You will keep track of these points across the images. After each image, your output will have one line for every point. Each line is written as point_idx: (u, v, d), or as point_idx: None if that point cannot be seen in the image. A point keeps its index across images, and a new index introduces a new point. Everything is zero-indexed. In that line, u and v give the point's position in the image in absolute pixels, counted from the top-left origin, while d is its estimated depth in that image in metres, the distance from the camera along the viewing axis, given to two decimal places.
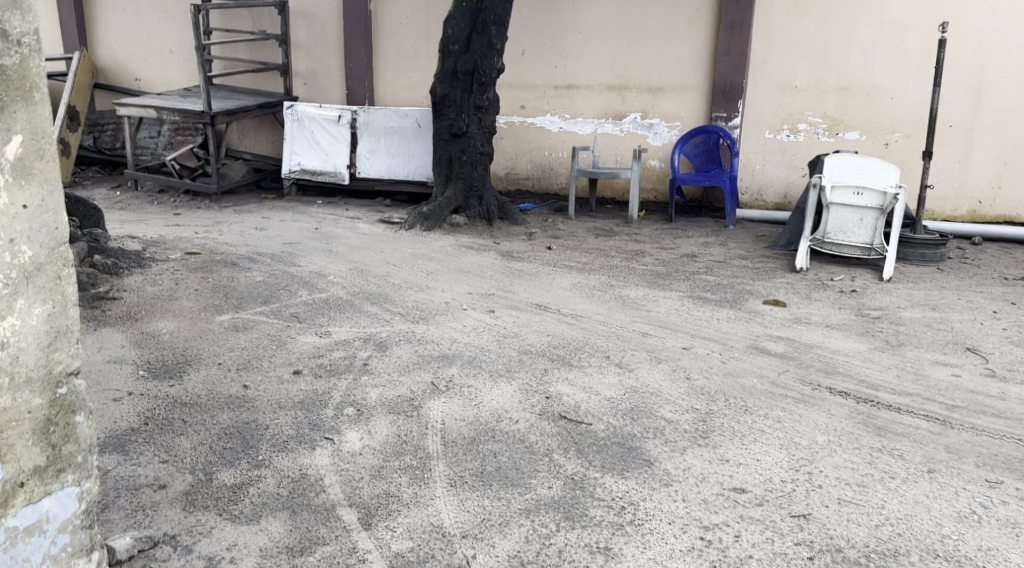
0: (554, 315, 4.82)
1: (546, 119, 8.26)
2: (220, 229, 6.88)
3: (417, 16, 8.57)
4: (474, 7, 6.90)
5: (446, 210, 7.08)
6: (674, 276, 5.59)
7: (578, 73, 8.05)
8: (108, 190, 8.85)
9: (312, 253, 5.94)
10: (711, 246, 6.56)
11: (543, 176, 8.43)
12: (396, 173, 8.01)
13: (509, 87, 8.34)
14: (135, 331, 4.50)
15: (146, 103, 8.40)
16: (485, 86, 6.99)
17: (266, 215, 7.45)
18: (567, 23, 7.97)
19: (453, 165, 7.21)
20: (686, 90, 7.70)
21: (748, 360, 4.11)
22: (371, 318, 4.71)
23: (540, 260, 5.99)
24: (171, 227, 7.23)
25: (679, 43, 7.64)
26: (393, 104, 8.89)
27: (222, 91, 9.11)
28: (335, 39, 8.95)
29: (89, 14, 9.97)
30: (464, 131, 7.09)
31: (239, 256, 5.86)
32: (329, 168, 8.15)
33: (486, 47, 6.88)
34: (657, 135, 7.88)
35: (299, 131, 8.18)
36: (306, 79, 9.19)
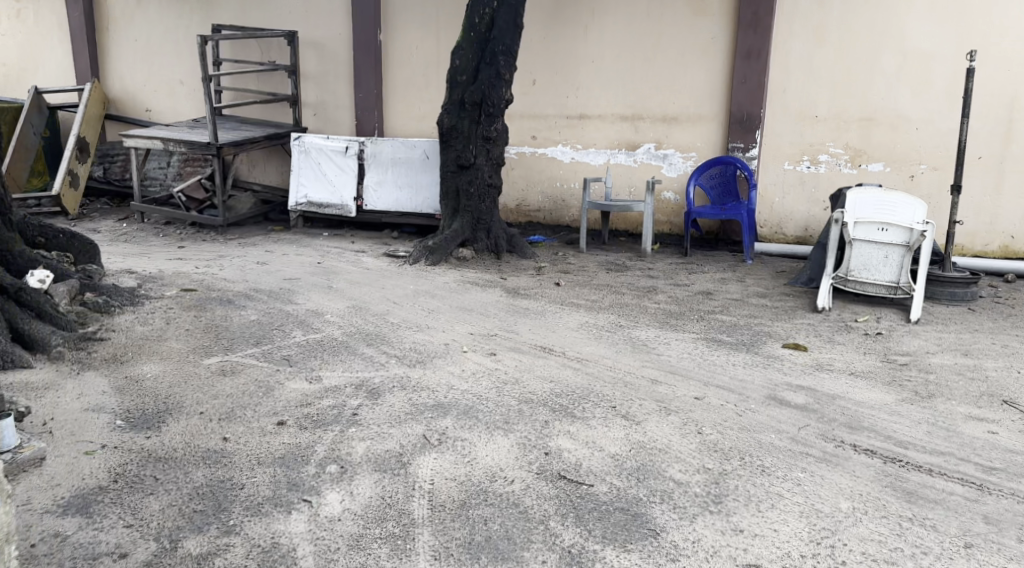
0: (559, 358, 4.55)
1: (557, 150, 8.06)
2: (221, 264, 6.71)
3: (427, 46, 8.44)
4: (483, 37, 6.75)
5: (453, 244, 6.87)
6: (688, 316, 5.31)
7: (590, 102, 7.85)
8: (115, 222, 8.75)
9: (311, 290, 5.74)
10: (727, 283, 6.27)
11: (554, 208, 8.21)
12: (404, 205, 7.82)
13: (519, 117, 8.16)
14: (118, 375, 4.30)
15: (153, 134, 8.31)
16: (493, 117, 6.81)
17: (269, 249, 7.28)
18: (579, 52, 7.79)
19: (460, 198, 7.01)
20: (701, 119, 7.47)
21: (765, 412, 3.82)
22: (365, 361, 4.47)
23: (548, 297, 5.73)
24: (172, 260, 7.08)
25: (694, 72, 7.42)
26: (402, 135, 8.74)
27: (231, 122, 9.02)
28: (345, 69, 8.84)
29: (102, 45, 9.97)
30: (472, 163, 6.90)
31: (235, 293, 5.67)
32: (336, 200, 7.99)
33: (494, 77, 6.72)
34: (672, 166, 7.65)
35: (306, 162, 8.03)
36: (315, 110, 9.07)
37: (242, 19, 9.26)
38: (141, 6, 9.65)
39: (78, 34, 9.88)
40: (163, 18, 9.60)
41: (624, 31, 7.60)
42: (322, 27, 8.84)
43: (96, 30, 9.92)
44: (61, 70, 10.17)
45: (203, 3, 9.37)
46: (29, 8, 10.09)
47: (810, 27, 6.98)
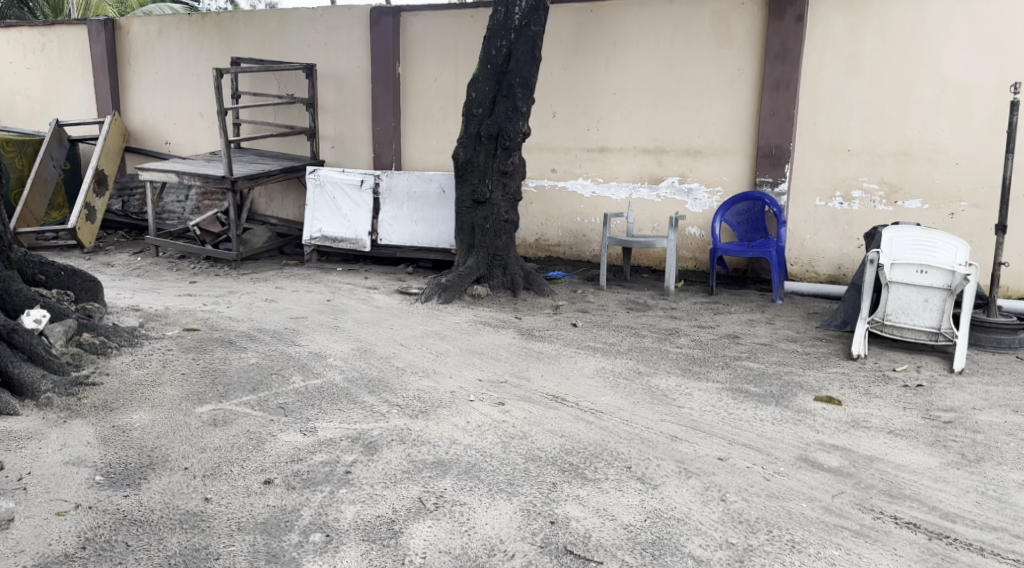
0: (572, 409, 4.24)
1: (578, 183, 7.81)
2: (229, 301, 6.52)
3: (445, 78, 8.26)
4: (500, 70, 6.56)
5: (467, 281, 6.62)
6: (712, 362, 4.98)
7: (612, 135, 7.61)
8: (129, 256, 8.65)
9: (316, 330, 5.51)
10: (755, 325, 5.93)
11: (575, 243, 7.95)
12: (419, 240, 7.60)
13: (539, 150, 7.94)
14: (105, 424, 4.09)
15: (169, 168, 8.22)
16: (510, 151, 6.59)
17: (280, 285, 7.09)
18: (601, 84, 7.57)
19: (476, 234, 6.78)
20: (727, 153, 7.18)
21: (795, 477, 3.48)
22: (365, 411, 4.20)
23: (564, 340, 5.41)
24: (181, 297, 6.91)
25: (720, 104, 7.15)
26: (420, 168, 8.56)
27: (248, 155, 8.92)
28: (362, 101, 8.70)
29: (123, 78, 9.98)
30: (488, 197, 6.68)
31: (238, 333, 5.45)
32: (350, 234, 7.79)
33: (511, 110, 6.51)
34: (696, 201, 7.36)
35: (321, 196, 7.86)
36: (333, 142, 8.94)
37: (261, 51, 9.19)
38: (163, 39, 9.66)
39: (100, 67, 9.91)
40: (183, 52, 9.58)
41: (647, 62, 7.36)
42: (341, 59, 8.73)
43: (118, 63, 9.94)
44: (84, 103, 10.20)
45: (223, 36, 9.34)
46: (53, 43, 10.16)
47: (842, 58, 6.69)
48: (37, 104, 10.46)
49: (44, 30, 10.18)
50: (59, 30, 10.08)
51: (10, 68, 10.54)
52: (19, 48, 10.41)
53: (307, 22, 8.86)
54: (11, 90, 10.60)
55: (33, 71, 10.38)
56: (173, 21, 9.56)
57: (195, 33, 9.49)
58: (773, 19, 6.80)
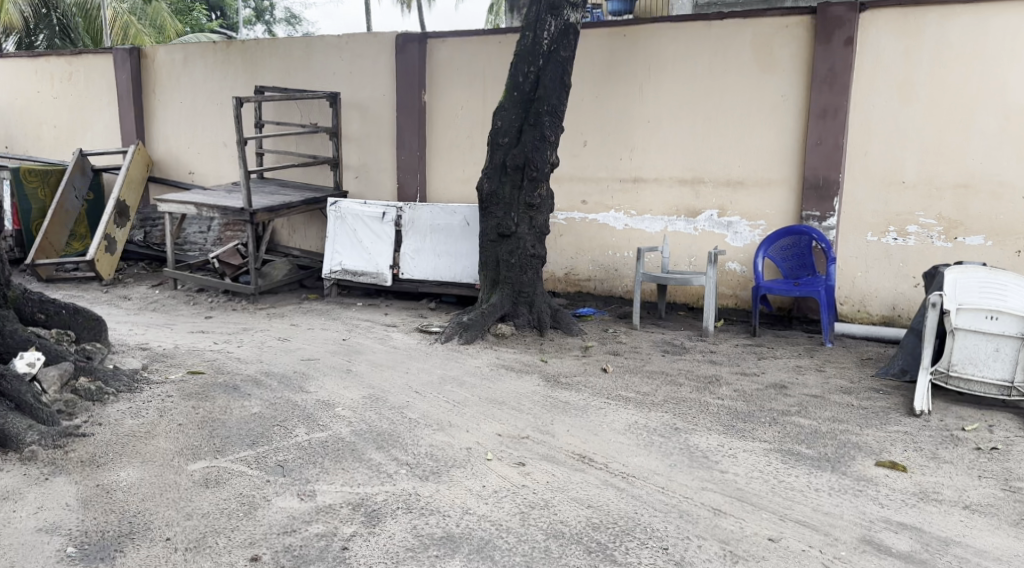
0: (601, 472, 3.79)
1: (609, 216, 7.41)
2: (241, 340, 6.19)
3: (472, 106, 7.93)
4: (527, 97, 6.22)
5: (491, 319, 6.23)
6: (757, 417, 4.50)
7: (646, 165, 7.20)
8: (147, 289, 8.43)
9: (327, 374, 5.14)
10: (803, 373, 5.44)
11: (606, 277, 7.52)
12: (443, 274, 7.24)
13: (569, 181, 7.56)
14: (89, 482, 3.75)
15: (187, 199, 8.00)
16: (537, 182, 6.21)
17: (296, 321, 6.76)
18: (634, 112, 7.19)
19: (500, 269, 6.39)
20: (770, 184, 6.73)
21: (860, 565, 2.99)
22: (371, 472, 3.79)
23: (592, 387, 4.96)
24: (193, 334, 6.61)
25: (762, 133, 6.71)
26: (446, 199, 8.23)
27: (270, 185, 8.68)
28: (387, 130, 8.41)
29: (148, 107, 9.86)
30: (513, 231, 6.30)
31: (244, 377, 5.11)
32: (371, 268, 7.44)
33: (538, 139, 6.15)
34: (737, 235, 6.91)
35: (342, 228, 7.53)
36: (357, 172, 8.65)
37: (285, 80, 8.97)
38: (188, 68, 9.52)
39: (126, 96, 9.82)
40: (208, 80, 9.43)
41: (684, 89, 6.97)
42: (366, 87, 8.46)
43: (143, 92, 9.84)
44: (110, 132, 10.11)
45: (247, 64, 9.16)
46: (81, 72, 10.12)
47: (895, 83, 6.23)
48: (64, 133, 10.41)
49: (72, 60, 10.14)
50: (87, 59, 10.03)
51: (38, 98, 10.52)
52: (47, 77, 10.39)
53: (332, 50, 8.63)
54: (40, 119, 10.57)
55: (60, 100, 10.35)
56: (198, 50, 9.42)
57: (220, 62, 9.33)
58: (819, 43, 6.36)
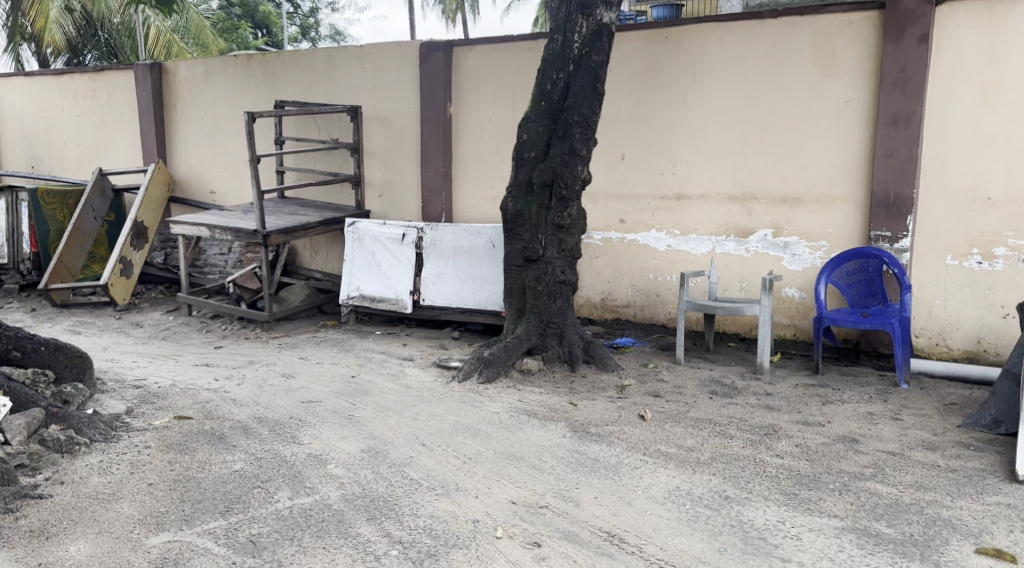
0: (633, 557, 3.11)
1: (650, 236, 6.72)
2: (243, 377, 5.65)
3: (501, 119, 7.33)
4: (556, 108, 5.60)
5: (516, 353, 5.60)
6: (824, 484, 3.76)
7: (691, 180, 6.50)
8: (161, 315, 8.01)
9: (326, 421, 4.54)
10: (874, 423, 4.66)
11: (647, 303, 6.82)
12: (467, 300, 6.64)
13: (606, 198, 6.90)
14: (31, 560, 3.19)
15: (200, 220, 7.56)
16: (566, 201, 5.58)
17: (306, 354, 6.21)
18: (677, 122, 6.50)
19: (527, 297, 5.77)
20: (832, 200, 5.99)
21: None
22: (355, 553, 3.17)
23: (627, 440, 4.26)
24: (196, 368, 6.11)
25: (823, 143, 5.98)
26: (473, 218, 7.63)
27: (289, 205, 8.20)
28: (411, 145, 7.86)
29: (169, 125, 9.53)
30: (540, 254, 5.67)
31: (234, 423, 4.55)
32: (390, 294, 6.86)
33: (568, 153, 5.51)
34: (794, 257, 6.18)
35: (360, 251, 7.01)
36: (381, 191, 8.12)
37: (306, 94, 8.50)
38: (209, 83, 9.15)
39: (147, 114, 9.50)
40: (229, 96, 9.04)
41: (732, 96, 6.27)
42: (389, 100, 7.93)
43: (165, 109, 9.51)
44: (132, 151, 9.81)
45: (268, 78, 8.72)
46: (104, 89, 9.85)
47: (977, 86, 5.45)
48: (88, 152, 10.16)
49: (95, 77, 9.89)
50: (109, 75, 9.76)
51: (63, 116, 10.30)
52: (71, 95, 10.16)
53: (355, 61, 8.12)
54: (64, 138, 10.35)
55: (84, 119, 10.11)
56: (219, 64, 9.03)
57: (241, 76, 8.92)
58: (889, 41, 5.60)
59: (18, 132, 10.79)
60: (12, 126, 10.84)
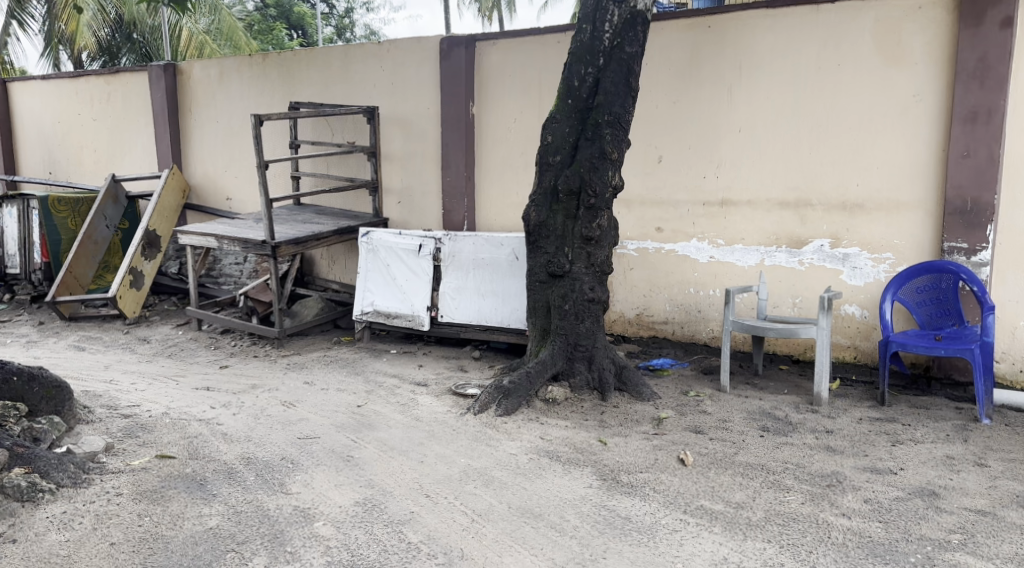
0: None
1: (691, 245, 6.09)
2: (241, 405, 5.16)
3: (527, 119, 6.74)
4: (583, 106, 5.01)
5: (540, 379, 5.03)
6: (903, 557, 3.12)
7: (736, 185, 5.87)
8: (170, 330, 7.60)
9: (320, 464, 4.01)
10: (956, 470, 3.98)
11: (687, 320, 6.18)
12: (488, 317, 6.08)
13: (641, 204, 6.27)
14: None
15: (208, 230, 7.13)
16: (596, 210, 4.98)
17: (313, 377, 5.71)
18: (721, 120, 5.86)
19: (552, 316, 5.19)
20: (898, 207, 5.34)
21: None
22: None
23: (664, 493, 3.65)
24: (195, 393, 5.64)
25: (887, 142, 5.33)
26: (497, 226, 7.06)
27: (304, 213, 7.73)
28: (432, 148, 7.31)
29: (184, 128, 9.15)
30: (566, 270, 5.08)
31: (219, 466, 4.05)
32: (406, 310, 6.34)
33: (597, 156, 4.91)
34: (854, 271, 5.53)
35: (374, 263, 6.49)
36: (400, 197, 7.59)
37: (322, 94, 8.02)
38: (223, 84, 8.73)
39: (161, 117, 9.13)
40: (244, 98, 8.60)
41: (783, 90, 5.62)
42: (408, 100, 7.39)
43: (180, 112, 9.13)
44: (148, 156, 9.45)
45: (283, 78, 8.25)
46: (119, 92, 9.53)
47: None
48: (104, 157, 9.85)
49: (110, 80, 9.57)
50: (124, 78, 9.42)
51: (79, 121, 10.00)
52: (87, 98, 9.86)
53: (372, 58, 7.59)
54: (81, 143, 10.05)
55: (100, 123, 9.79)
56: (233, 64, 8.60)
57: (256, 77, 8.47)
58: (965, 26, 4.94)
59: (36, 137, 10.53)
60: (31, 131, 10.59)
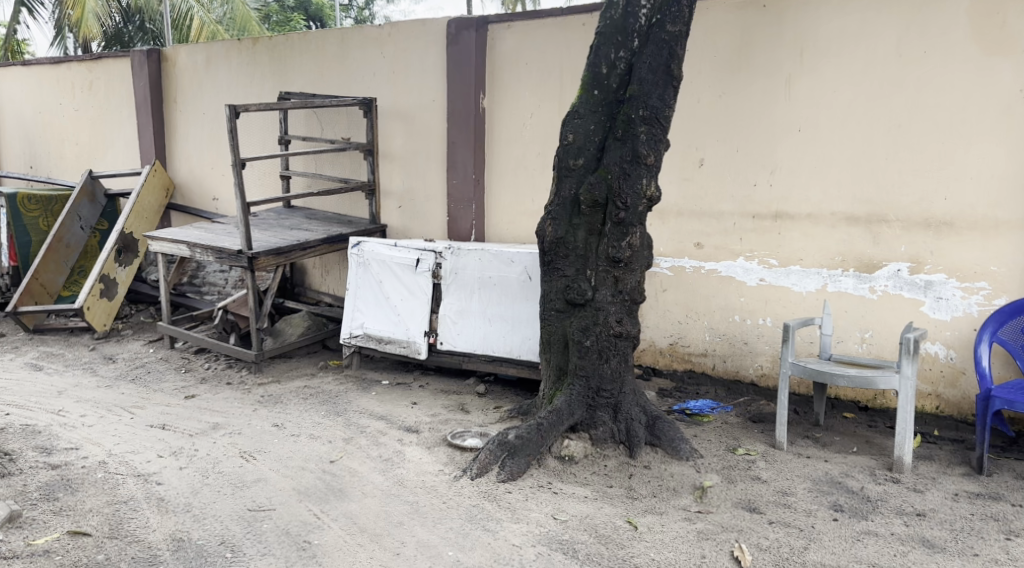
0: None
1: (737, 265, 5.13)
2: (193, 455, 4.28)
3: (545, 114, 5.81)
4: (613, 98, 4.09)
5: (556, 431, 4.08)
6: None
7: (794, 196, 4.90)
8: (141, 348, 6.76)
9: (270, 556, 3.12)
10: None
11: (731, 353, 5.21)
12: (495, 347, 5.18)
13: (679, 216, 5.30)
14: None
15: (181, 237, 6.28)
16: (625, 227, 4.05)
17: (286, 416, 4.82)
18: (776, 118, 4.90)
19: (570, 353, 4.27)
20: (997, 226, 4.36)
21: None
22: None
23: None
24: (146, 434, 4.77)
25: (984, 147, 4.34)
26: (510, 236, 6.13)
27: (294, 217, 6.86)
28: (436, 145, 6.39)
29: (169, 120, 8.32)
30: (588, 298, 4.15)
31: (141, 555, 3.16)
32: (399, 335, 5.43)
33: (628, 161, 3.98)
34: (939, 302, 4.55)
35: (364, 279, 5.57)
36: (400, 200, 6.68)
37: (315, 84, 7.13)
38: (211, 72, 7.87)
39: (145, 107, 8.31)
40: (233, 87, 7.74)
41: (855, 82, 4.64)
42: (410, 91, 6.48)
43: (164, 102, 8.30)
44: (130, 150, 8.64)
45: (275, 66, 7.37)
46: (101, 80, 8.71)
47: None
48: (86, 151, 9.05)
49: (92, 66, 8.75)
50: (106, 64, 8.60)
51: (61, 111, 9.22)
52: (69, 87, 9.07)
53: (372, 43, 6.68)
54: (63, 135, 9.28)
55: (82, 114, 9.00)
56: (221, 49, 7.73)
57: (245, 64, 7.60)
58: None
59: (17, 128, 9.77)
60: (12, 121, 9.83)
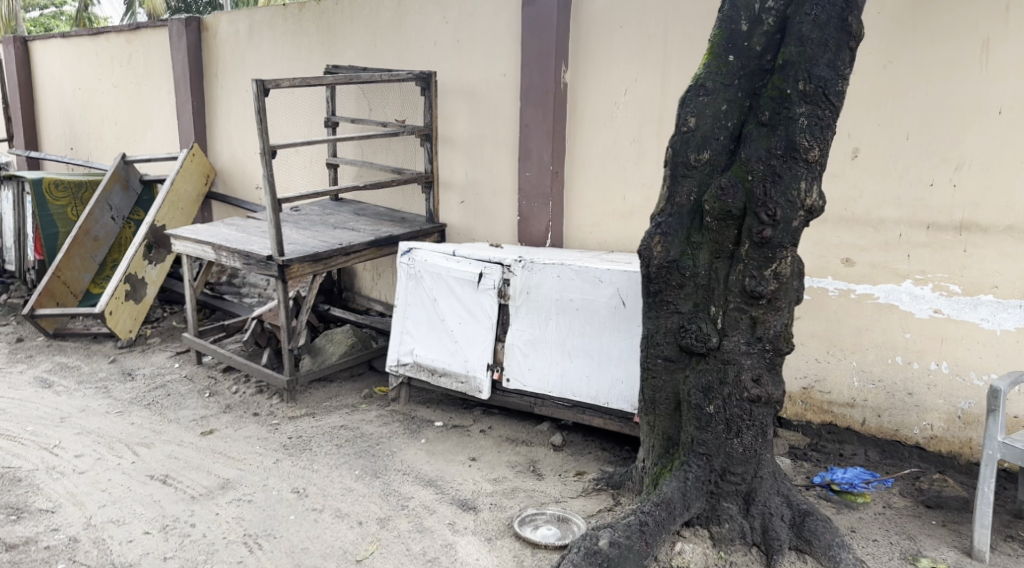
0: None
1: (902, 290, 3.86)
2: (186, 534, 3.31)
3: (644, 89, 4.60)
4: (756, 67, 2.89)
5: (665, 532, 2.94)
6: None
7: (990, 201, 3.59)
8: (166, 362, 5.89)
9: None
10: None
11: (889, 407, 3.96)
12: (576, 390, 4.07)
13: (822, 224, 4.05)
14: None
15: (206, 237, 5.35)
16: (771, 249, 2.84)
17: (311, 476, 3.81)
18: (970, 94, 3.58)
19: (686, 419, 3.11)
20: None
21: None
22: None
23: None
24: (142, 489, 3.84)
25: None
26: (594, 242, 4.97)
27: (340, 213, 5.86)
28: (506, 127, 5.26)
29: (209, 97, 7.42)
30: (712, 346, 2.98)
31: None
32: (456, 367, 4.36)
33: (778, 156, 2.77)
34: None
35: (415, 294, 4.51)
36: (463, 194, 5.61)
37: (366, 55, 6.08)
38: (253, 42, 6.92)
39: (183, 83, 7.43)
40: (277, 60, 6.76)
41: None
42: (477, 62, 5.35)
43: (204, 77, 7.41)
44: (170, 131, 7.80)
45: (322, 35, 6.36)
46: (139, 52, 7.88)
47: None
48: (126, 132, 8.28)
49: (130, 38, 7.93)
50: (144, 36, 7.77)
51: (100, 88, 8.47)
52: (108, 61, 8.29)
53: (432, 6, 5.57)
54: (103, 115, 8.54)
55: (121, 91, 8.21)
56: (265, 16, 6.76)
57: (290, 33, 6.60)
58: None
59: (58, 106, 9.09)
60: (53, 98, 9.16)
